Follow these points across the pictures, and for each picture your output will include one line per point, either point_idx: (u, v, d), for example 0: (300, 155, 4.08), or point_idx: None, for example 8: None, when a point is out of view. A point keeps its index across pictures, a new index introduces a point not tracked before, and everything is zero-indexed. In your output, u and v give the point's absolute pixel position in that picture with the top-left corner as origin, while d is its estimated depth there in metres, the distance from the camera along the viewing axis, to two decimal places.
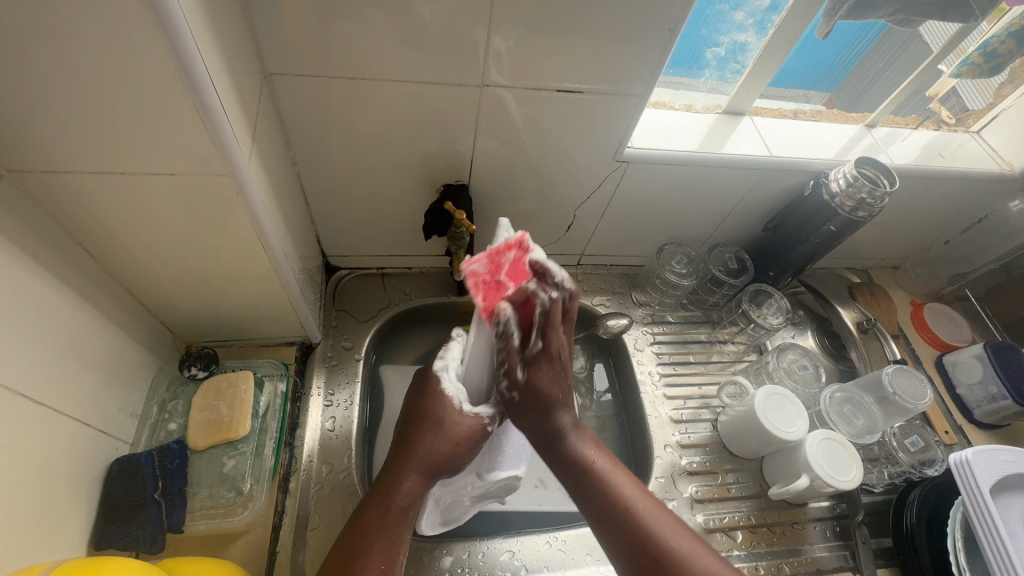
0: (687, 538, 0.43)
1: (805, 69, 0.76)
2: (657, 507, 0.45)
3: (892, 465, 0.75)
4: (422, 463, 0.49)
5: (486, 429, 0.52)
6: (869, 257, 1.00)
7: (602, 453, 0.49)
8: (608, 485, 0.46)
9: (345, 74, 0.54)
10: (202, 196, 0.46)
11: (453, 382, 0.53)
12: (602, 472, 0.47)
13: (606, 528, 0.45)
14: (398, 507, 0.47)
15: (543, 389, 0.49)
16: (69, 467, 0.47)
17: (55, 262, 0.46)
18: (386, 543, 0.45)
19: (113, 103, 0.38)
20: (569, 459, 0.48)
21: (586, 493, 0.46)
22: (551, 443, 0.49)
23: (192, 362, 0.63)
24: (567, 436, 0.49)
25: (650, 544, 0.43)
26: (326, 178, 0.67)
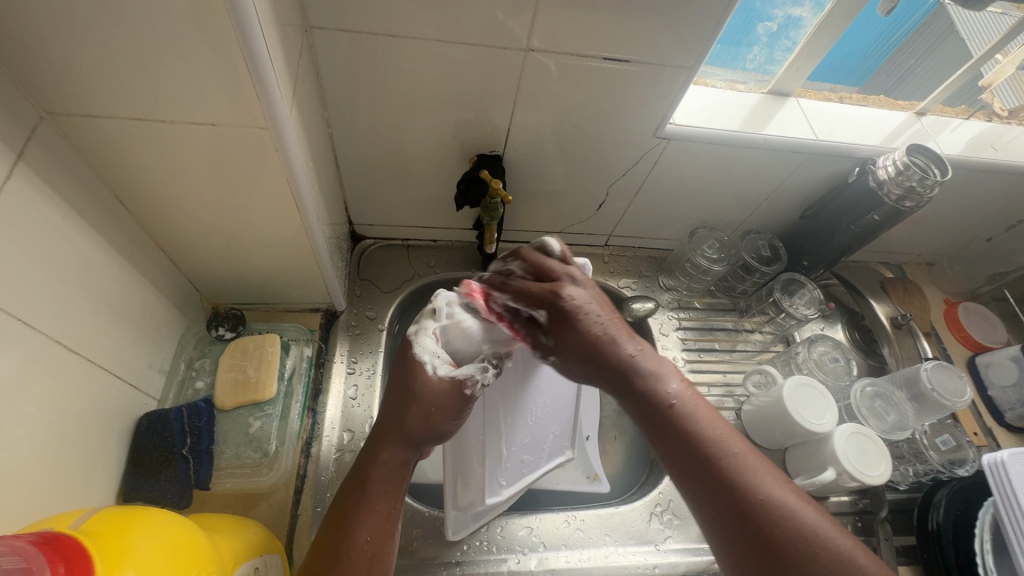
0: (776, 479, 0.39)
1: (839, 60, 0.76)
2: (745, 452, 0.41)
3: (921, 464, 0.72)
4: (399, 438, 0.46)
5: (461, 391, 0.48)
6: (903, 253, 0.97)
7: (681, 384, 0.46)
8: (687, 426, 0.42)
9: (387, 32, 0.53)
10: (241, 149, 0.45)
11: (429, 347, 0.49)
12: (680, 414, 0.43)
13: (683, 470, 0.41)
14: (382, 482, 0.44)
15: (583, 333, 0.48)
16: (100, 419, 0.47)
17: (92, 211, 0.45)
18: (376, 515, 0.43)
19: (157, 44, 0.36)
20: (643, 389, 0.45)
21: (662, 434, 0.43)
22: (625, 383, 0.46)
23: (221, 322, 0.63)
24: (637, 368, 0.46)
25: (734, 490, 0.39)
26: (359, 141, 0.65)
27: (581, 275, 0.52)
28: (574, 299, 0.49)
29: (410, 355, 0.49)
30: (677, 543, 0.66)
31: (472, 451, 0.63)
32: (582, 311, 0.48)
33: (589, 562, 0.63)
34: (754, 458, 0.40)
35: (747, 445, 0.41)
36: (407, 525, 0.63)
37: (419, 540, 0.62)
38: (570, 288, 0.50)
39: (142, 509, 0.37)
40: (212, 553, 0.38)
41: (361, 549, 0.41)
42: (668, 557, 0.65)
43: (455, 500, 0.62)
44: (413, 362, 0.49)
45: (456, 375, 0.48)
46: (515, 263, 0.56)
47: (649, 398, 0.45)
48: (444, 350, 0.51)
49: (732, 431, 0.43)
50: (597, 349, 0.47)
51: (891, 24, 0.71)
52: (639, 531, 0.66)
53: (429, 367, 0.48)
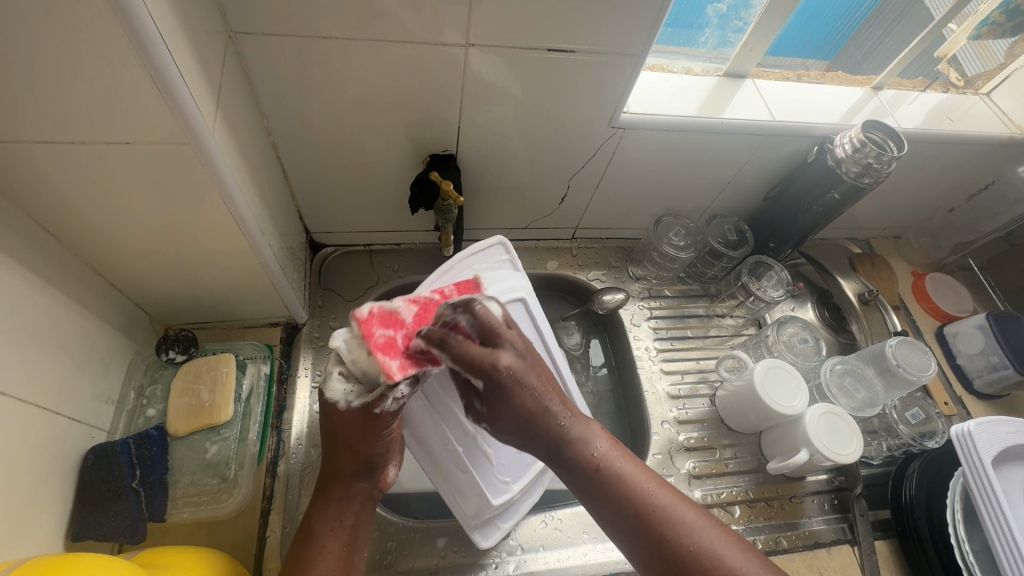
0: (702, 528, 0.42)
1: (805, 36, 0.75)
2: (667, 500, 0.43)
3: (892, 438, 0.73)
4: (343, 479, 0.48)
5: (375, 411, 0.45)
6: (869, 228, 0.98)
7: (603, 440, 0.45)
8: (615, 497, 0.43)
9: (318, 34, 0.50)
10: (166, 168, 0.43)
11: (343, 386, 0.45)
12: (607, 481, 0.43)
13: (627, 539, 0.43)
14: (328, 520, 0.47)
15: (517, 408, 0.43)
16: (40, 459, 0.45)
17: (13, 240, 0.43)
18: (326, 554, 0.45)
19: (53, 63, 0.34)
20: (570, 457, 0.44)
21: (593, 493, 0.44)
22: (553, 449, 0.45)
23: (170, 345, 0.61)
24: (568, 435, 0.45)
25: (672, 552, 0.41)
26: (304, 148, 0.63)
27: (521, 338, 0.45)
28: (509, 367, 0.42)
29: (325, 400, 0.46)
30: None
31: (445, 461, 0.57)
32: (518, 381, 0.43)
33: (568, 561, 0.62)
34: (678, 507, 0.43)
35: (669, 491, 0.44)
36: (381, 538, 0.61)
37: (394, 552, 0.61)
38: (505, 354, 0.43)
39: (77, 556, 0.35)
40: None
41: None
42: None
43: (463, 511, 0.59)
44: (330, 405, 0.46)
45: (367, 401, 0.45)
46: (462, 314, 0.44)
47: (578, 467, 0.44)
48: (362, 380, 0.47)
49: (653, 480, 0.44)
50: (529, 417, 0.44)
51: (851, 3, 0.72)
52: None
53: (342, 404, 0.45)
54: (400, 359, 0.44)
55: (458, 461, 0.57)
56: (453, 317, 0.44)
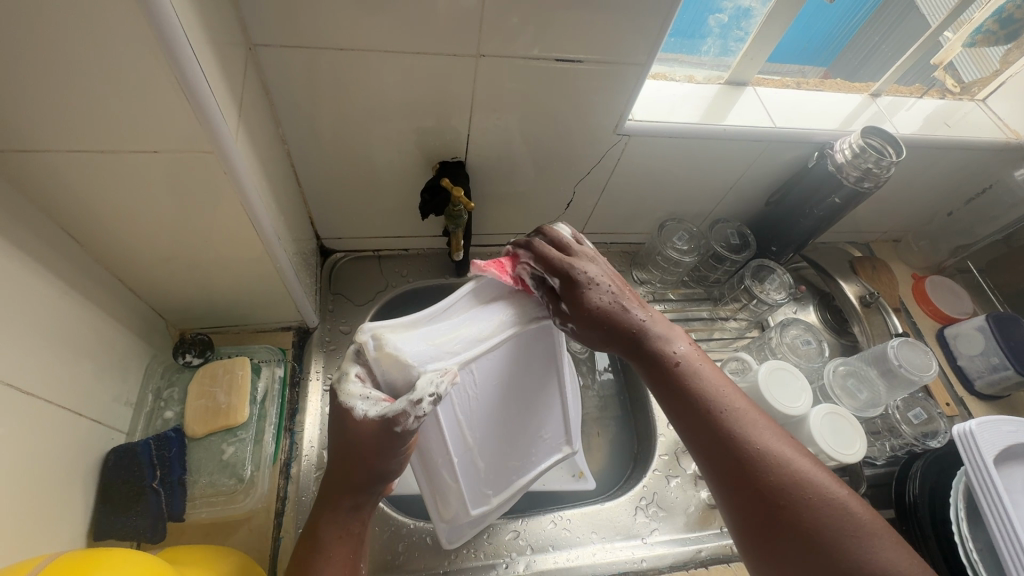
0: (775, 436, 0.43)
1: (803, 43, 0.77)
2: (743, 407, 0.44)
3: (895, 438, 0.75)
4: (351, 491, 0.46)
5: (395, 429, 0.41)
6: (869, 231, 0.99)
7: (686, 344, 0.48)
8: (695, 387, 0.45)
9: (333, 45, 0.52)
10: (189, 174, 0.44)
11: (359, 393, 0.43)
12: (689, 375, 0.46)
13: (699, 433, 0.44)
14: (334, 529, 0.46)
15: (601, 309, 0.47)
16: (62, 459, 0.46)
17: (39, 246, 0.44)
18: (332, 564, 0.45)
19: (87, 76, 0.35)
20: (652, 352, 0.47)
21: (673, 390, 0.46)
22: (636, 345, 0.47)
23: (187, 349, 0.61)
24: (649, 334, 0.47)
25: (744, 453, 0.42)
26: (318, 155, 0.64)
27: (592, 251, 0.50)
28: (587, 273, 0.47)
29: (339, 404, 0.43)
30: (663, 535, 0.67)
31: (437, 469, 0.55)
32: (597, 287, 0.47)
33: (577, 561, 0.63)
34: (752, 415, 0.44)
35: (748, 403, 0.45)
36: (393, 539, 0.62)
37: (406, 552, 0.62)
38: (588, 264, 0.48)
39: (104, 552, 0.36)
40: None
41: None
42: (655, 549, 0.65)
43: (439, 512, 0.59)
44: (343, 409, 0.43)
45: (386, 415, 0.41)
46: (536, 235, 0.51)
47: (659, 363, 0.47)
48: (378, 387, 0.45)
49: (732, 390, 0.46)
50: (607, 316, 0.47)
51: (847, 14, 0.74)
52: (625, 526, 0.67)
53: (359, 412, 0.42)
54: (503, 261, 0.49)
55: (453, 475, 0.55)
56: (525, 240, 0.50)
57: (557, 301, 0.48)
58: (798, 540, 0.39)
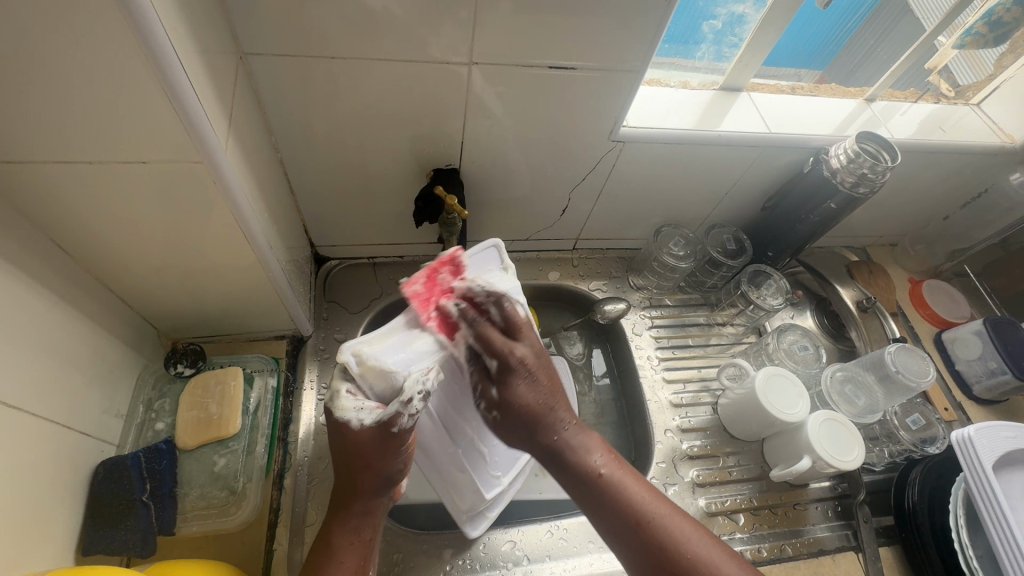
0: (699, 537, 0.46)
1: (798, 48, 0.77)
2: (667, 514, 0.47)
3: (892, 444, 0.74)
4: (360, 495, 0.49)
5: (392, 430, 0.44)
6: (865, 235, 0.99)
7: (604, 456, 0.51)
8: (612, 499, 0.48)
9: (325, 53, 0.51)
10: (179, 185, 0.44)
11: (355, 406, 0.44)
12: (606, 487, 0.48)
13: (629, 546, 0.47)
14: (346, 535, 0.49)
15: (521, 403, 0.51)
16: (50, 474, 0.45)
17: (27, 258, 0.43)
18: (343, 565, 0.47)
19: (71, 86, 0.35)
20: (572, 466, 0.50)
21: (600, 504, 0.48)
22: (556, 455, 0.50)
23: (179, 359, 0.61)
24: (567, 445, 0.51)
25: (669, 560, 0.45)
26: (311, 164, 0.64)
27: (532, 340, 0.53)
28: (521, 362, 0.51)
29: (334, 420, 0.44)
30: None
31: (445, 463, 0.60)
32: (524, 373, 0.51)
33: (574, 571, 0.62)
34: (669, 514, 0.47)
35: (668, 505, 0.48)
36: (389, 551, 0.62)
37: (402, 564, 0.61)
38: (520, 348, 0.51)
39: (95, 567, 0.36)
40: None
41: None
42: None
43: (455, 504, 0.62)
44: (339, 424, 0.44)
45: (381, 420, 0.43)
46: (492, 305, 0.52)
47: (581, 479, 0.49)
48: (369, 397, 0.46)
49: (654, 494, 0.49)
50: (531, 413, 0.51)
51: (840, 18, 0.74)
52: None
53: (355, 423, 0.43)
54: (441, 320, 0.51)
55: (455, 463, 0.60)
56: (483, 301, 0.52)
57: (476, 390, 0.53)
58: None
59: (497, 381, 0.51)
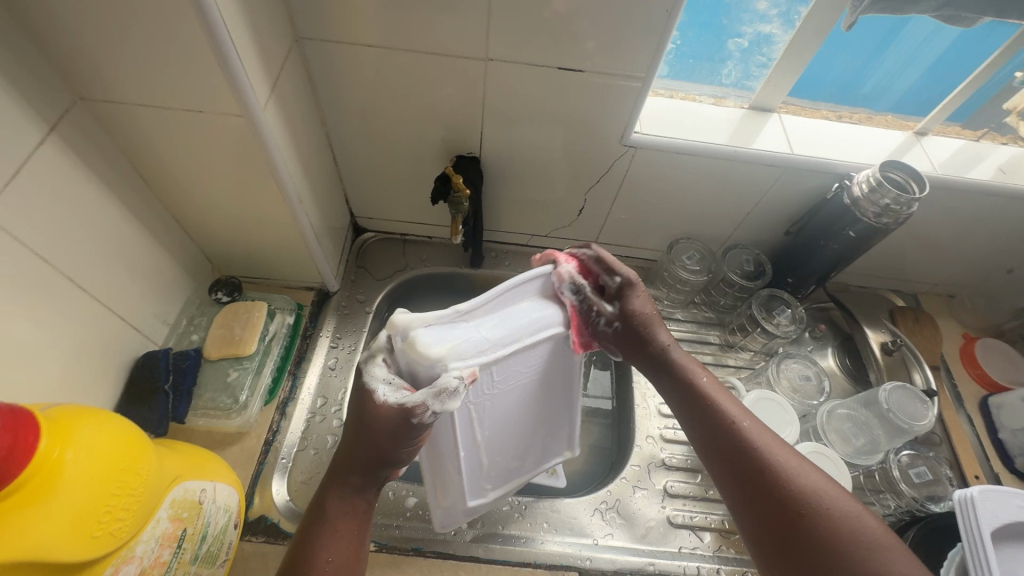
0: (788, 454, 0.44)
1: (915, 86, 0.76)
2: (756, 426, 0.47)
3: (895, 499, 0.67)
4: (359, 469, 0.46)
5: (411, 419, 0.42)
6: (916, 281, 0.92)
7: (707, 374, 0.52)
8: (705, 402, 0.49)
9: (364, 42, 0.60)
10: (226, 134, 0.53)
11: (384, 378, 0.44)
12: (699, 394, 0.50)
13: (711, 447, 0.47)
14: (343, 506, 0.45)
15: (639, 320, 0.54)
16: (100, 353, 0.57)
17: (113, 180, 0.55)
18: (338, 537, 0.44)
19: (149, 44, 0.44)
20: (671, 372, 0.52)
21: (687, 404, 0.50)
22: (659, 361, 0.53)
23: (219, 287, 0.72)
24: (671, 353, 0.53)
25: (751, 459, 0.44)
26: (351, 139, 0.74)
27: (636, 277, 0.55)
28: (631, 276, 0.54)
29: (362, 386, 0.45)
30: (616, 541, 0.66)
31: (450, 463, 0.57)
32: (636, 292, 0.54)
33: (523, 545, 0.65)
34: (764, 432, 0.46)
35: (757, 420, 0.47)
36: None
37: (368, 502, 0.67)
38: (623, 271, 0.54)
39: (94, 409, 0.42)
40: (151, 460, 0.44)
41: (323, 570, 0.42)
42: (603, 553, 0.65)
43: (437, 500, 0.61)
44: (366, 391, 0.44)
45: (404, 404, 0.42)
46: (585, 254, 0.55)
47: (677, 379, 0.52)
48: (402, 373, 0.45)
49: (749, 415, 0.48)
50: (636, 326, 0.54)
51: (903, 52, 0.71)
52: (579, 524, 0.67)
53: (381, 395, 0.43)
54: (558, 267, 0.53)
55: (459, 468, 0.57)
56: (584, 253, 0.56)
57: (593, 310, 0.54)
58: (808, 543, 0.39)
59: (612, 297, 0.55)
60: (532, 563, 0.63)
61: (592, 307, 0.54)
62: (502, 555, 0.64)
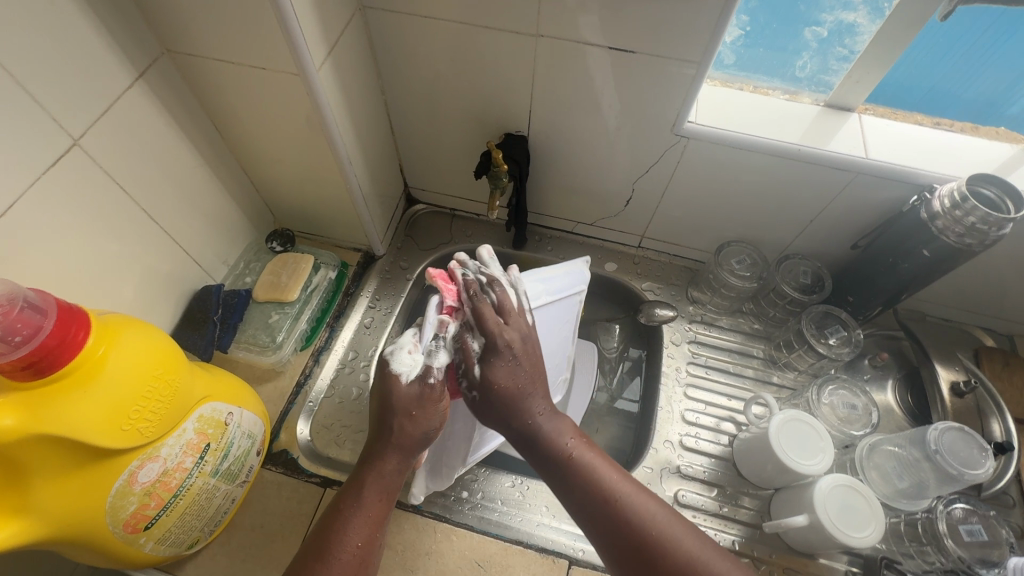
0: (663, 511, 0.49)
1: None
2: (632, 491, 0.50)
3: (938, 555, 0.60)
4: (392, 449, 0.52)
5: (431, 381, 0.52)
6: (1016, 321, 0.80)
7: (574, 437, 0.54)
8: (583, 481, 0.51)
9: (421, 13, 0.62)
10: (285, 91, 0.57)
11: (404, 364, 0.51)
12: (575, 471, 0.51)
13: (594, 525, 0.49)
14: (376, 490, 0.51)
15: (505, 383, 0.53)
16: (163, 281, 0.64)
17: (190, 128, 0.62)
18: (365, 523, 0.50)
19: (221, 2, 0.49)
20: (541, 447, 0.53)
21: (561, 481, 0.52)
22: (528, 439, 0.53)
23: (274, 238, 0.79)
24: (540, 424, 0.54)
25: (635, 538, 0.47)
26: (407, 109, 0.76)
27: (519, 336, 0.53)
28: (506, 343, 0.53)
29: (388, 370, 0.52)
30: None
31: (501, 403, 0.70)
32: (507, 356, 0.53)
33: (519, 523, 0.65)
34: (642, 497, 0.49)
35: (629, 480, 0.51)
36: None
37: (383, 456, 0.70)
38: (509, 332, 0.53)
39: (141, 322, 0.48)
40: (184, 374, 0.50)
41: (351, 553, 0.48)
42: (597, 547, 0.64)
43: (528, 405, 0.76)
44: (390, 374, 0.51)
45: (423, 373, 0.51)
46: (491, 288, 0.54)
47: (552, 458, 0.52)
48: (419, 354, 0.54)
49: (619, 472, 0.51)
50: (511, 401, 0.53)
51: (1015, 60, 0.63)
52: None
53: (403, 376, 0.51)
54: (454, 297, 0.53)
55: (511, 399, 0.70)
56: (478, 288, 0.53)
57: (460, 365, 0.53)
58: None
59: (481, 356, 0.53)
60: (523, 542, 0.63)
61: (455, 361, 0.54)
62: (495, 529, 0.65)
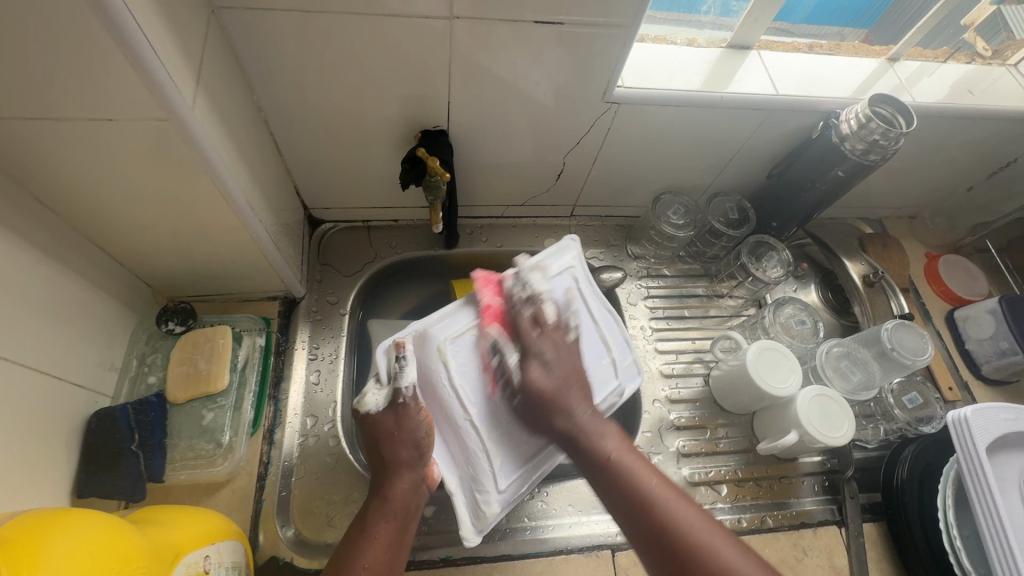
0: (692, 513, 0.46)
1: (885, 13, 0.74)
2: (663, 487, 0.48)
3: (887, 422, 0.73)
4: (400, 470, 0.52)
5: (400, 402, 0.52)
6: (882, 207, 0.94)
7: (614, 438, 0.52)
8: (621, 481, 0.48)
9: (300, 8, 0.49)
10: (148, 145, 0.43)
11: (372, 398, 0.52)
12: (615, 471, 0.49)
13: (631, 526, 0.47)
14: (383, 517, 0.50)
15: (540, 385, 0.53)
16: (42, 424, 0.47)
17: (10, 216, 0.44)
18: (376, 544, 0.48)
19: (23, 39, 0.33)
20: (581, 445, 0.52)
21: (604, 484, 0.49)
22: (571, 441, 0.52)
23: (169, 317, 0.63)
24: (583, 431, 0.52)
25: (668, 537, 0.44)
26: (295, 123, 0.63)
27: (555, 344, 0.55)
28: (541, 354, 0.54)
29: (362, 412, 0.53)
30: None
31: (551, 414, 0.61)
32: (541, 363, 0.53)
33: (552, 532, 0.64)
34: (680, 503, 0.46)
35: (670, 486, 0.48)
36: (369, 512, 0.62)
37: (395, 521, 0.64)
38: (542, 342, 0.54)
39: (63, 512, 0.36)
40: (144, 549, 0.38)
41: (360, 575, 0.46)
42: None
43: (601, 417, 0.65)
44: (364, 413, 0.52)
45: (390, 400, 0.52)
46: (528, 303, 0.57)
47: (593, 464, 0.50)
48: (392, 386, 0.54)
49: (660, 475, 0.49)
50: (545, 400, 0.53)
51: None
52: (602, 501, 0.67)
53: (373, 407, 0.52)
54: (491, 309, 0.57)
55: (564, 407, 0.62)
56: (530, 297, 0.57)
57: (500, 368, 0.56)
58: None
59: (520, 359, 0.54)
60: (563, 549, 0.63)
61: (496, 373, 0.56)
62: (533, 548, 0.63)
